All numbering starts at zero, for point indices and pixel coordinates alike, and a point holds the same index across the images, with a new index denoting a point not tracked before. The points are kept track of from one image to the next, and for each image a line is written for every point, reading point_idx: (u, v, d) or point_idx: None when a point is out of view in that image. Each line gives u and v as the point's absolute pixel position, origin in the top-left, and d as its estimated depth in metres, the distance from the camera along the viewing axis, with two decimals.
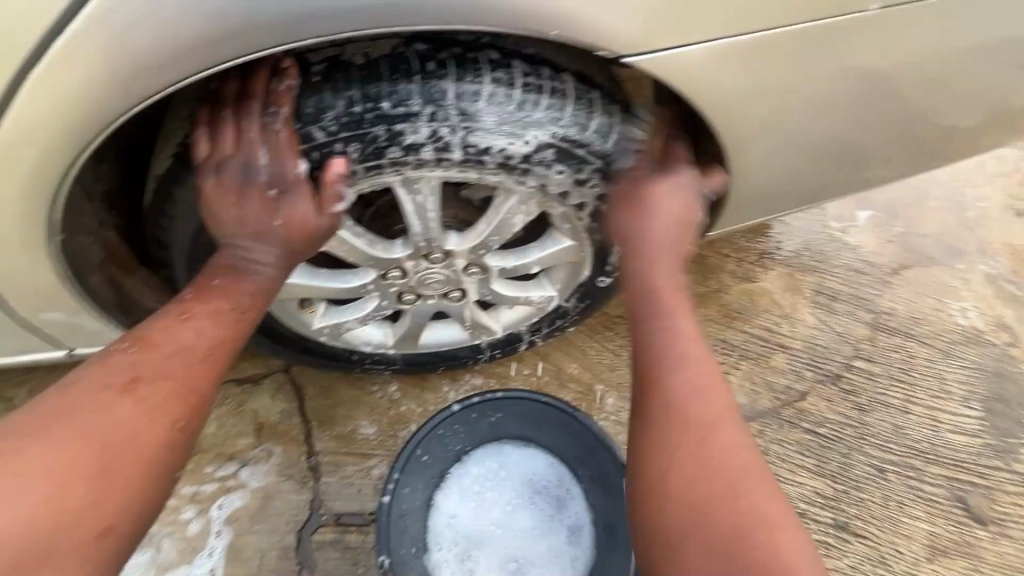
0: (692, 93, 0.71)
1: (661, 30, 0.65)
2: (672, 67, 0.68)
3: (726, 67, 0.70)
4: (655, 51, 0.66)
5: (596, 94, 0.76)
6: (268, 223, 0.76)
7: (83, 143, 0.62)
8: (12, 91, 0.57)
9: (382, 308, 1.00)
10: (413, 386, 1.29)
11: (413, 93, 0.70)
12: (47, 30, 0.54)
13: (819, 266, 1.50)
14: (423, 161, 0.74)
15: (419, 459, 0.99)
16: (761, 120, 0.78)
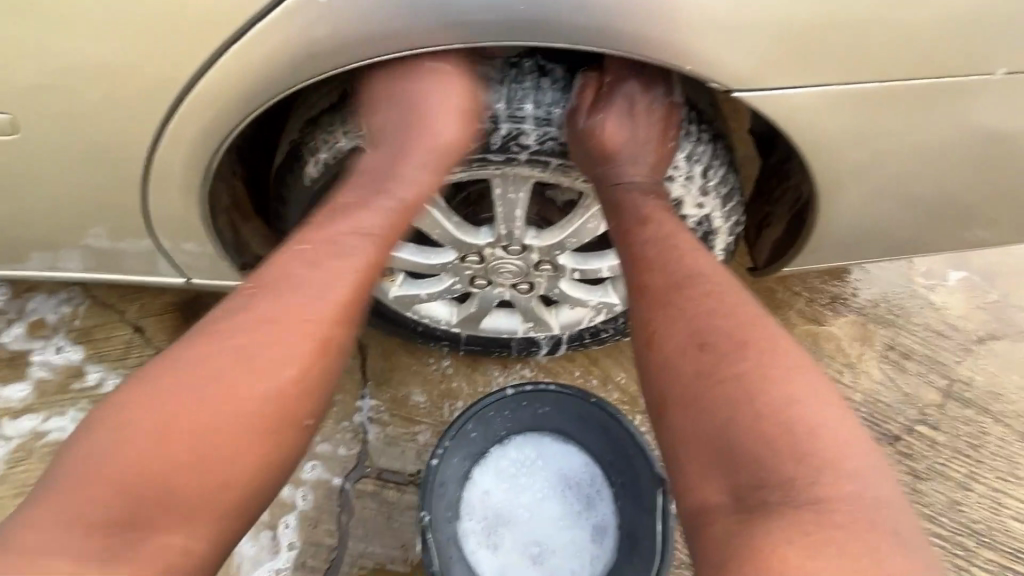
0: (796, 132, 0.73)
1: (778, 72, 0.67)
2: (780, 107, 0.70)
3: (836, 112, 0.71)
4: (767, 90, 0.68)
5: (696, 123, 0.78)
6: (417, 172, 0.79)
7: (247, 112, 0.72)
8: (204, 62, 0.68)
9: (453, 288, 1.07)
10: (466, 364, 1.36)
11: (523, 100, 0.75)
12: (242, 16, 0.64)
13: (896, 321, 1.44)
14: (525, 162, 0.78)
15: (468, 434, 1.05)
16: (862, 167, 0.78)
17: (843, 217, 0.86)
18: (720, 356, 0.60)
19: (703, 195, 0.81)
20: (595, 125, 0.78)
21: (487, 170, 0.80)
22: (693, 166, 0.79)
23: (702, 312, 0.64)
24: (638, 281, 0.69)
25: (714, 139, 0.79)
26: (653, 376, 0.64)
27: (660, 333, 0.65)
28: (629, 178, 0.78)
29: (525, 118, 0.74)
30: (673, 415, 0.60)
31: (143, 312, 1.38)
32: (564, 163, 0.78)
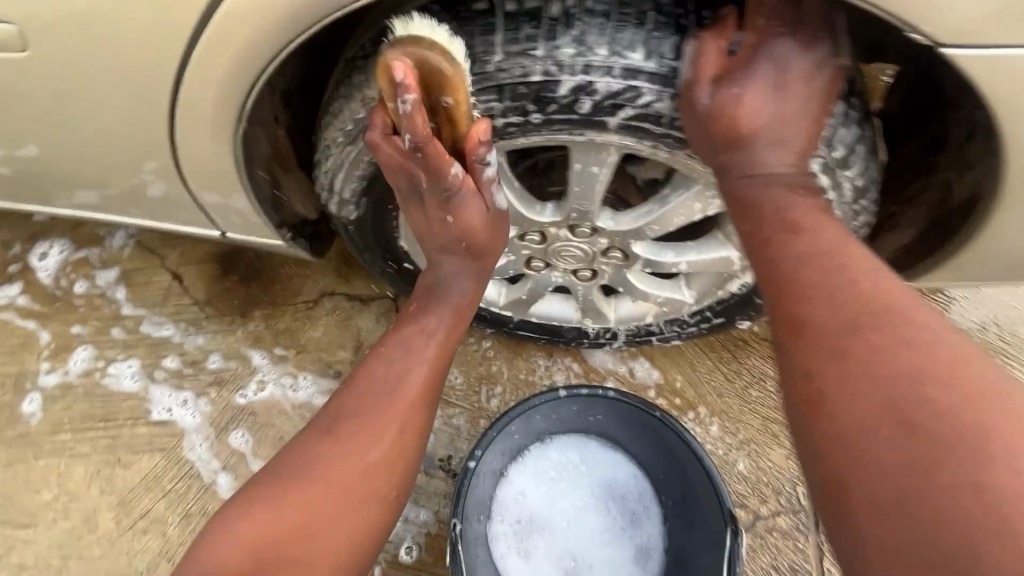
0: (1001, 105, 0.57)
1: (1007, 22, 0.52)
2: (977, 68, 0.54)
3: None
4: (987, 46, 0.53)
5: (852, 96, 0.62)
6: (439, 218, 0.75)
7: (294, 35, 0.62)
8: None
9: (506, 268, 0.96)
10: (508, 348, 1.26)
11: (632, 45, 0.58)
12: None
13: (1007, 350, 1.24)
14: (616, 127, 0.62)
15: (509, 433, 0.95)
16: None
17: (1008, 228, 0.69)
18: (938, 446, 0.43)
19: (838, 190, 0.65)
20: (728, 97, 0.58)
21: (573, 137, 0.65)
22: (844, 150, 0.62)
23: (905, 374, 0.47)
24: (798, 318, 0.54)
25: (863, 119, 0.63)
26: (825, 453, 0.49)
27: (839, 396, 0.49)
28: (769, 167, 0.61)
29: (629, 69, 0.58)
30: (859, 515, 0.46)
31: (183, 260, 1.34)
32: (665, 135, 0.63)
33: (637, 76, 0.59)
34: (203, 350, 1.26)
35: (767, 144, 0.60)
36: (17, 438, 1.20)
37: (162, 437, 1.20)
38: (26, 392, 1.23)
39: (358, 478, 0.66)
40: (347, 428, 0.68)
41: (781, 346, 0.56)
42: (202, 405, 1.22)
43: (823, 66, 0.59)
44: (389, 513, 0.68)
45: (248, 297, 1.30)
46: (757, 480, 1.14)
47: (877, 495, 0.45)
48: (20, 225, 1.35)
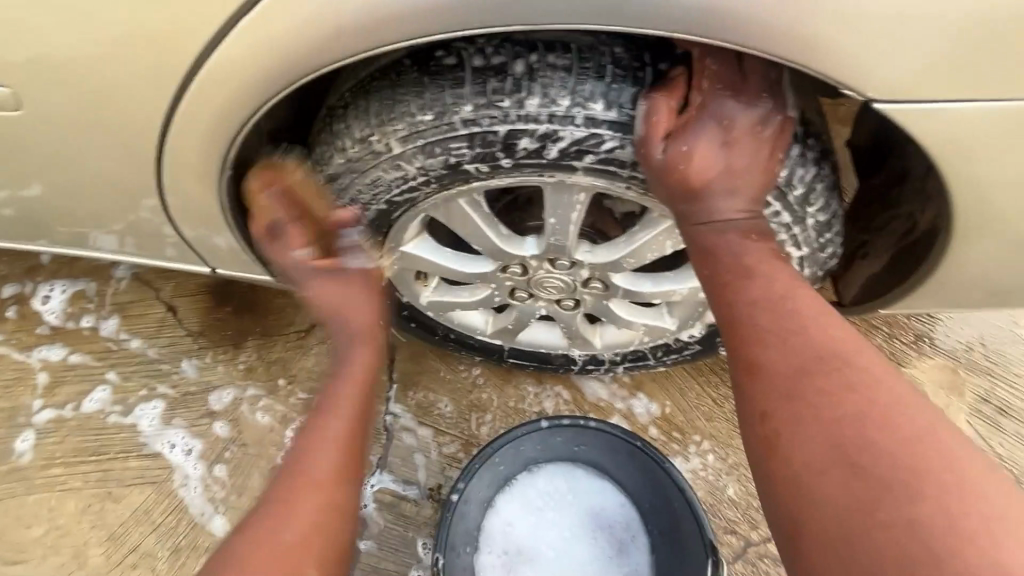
0: (941, 154, 0.59)
1: (935, 79, 0.54)
2: (934, 119, 0.57)
3: (1004, 133, 0.57)
4: (918, 101, 0.55)
5: (810, 138, 0.65)
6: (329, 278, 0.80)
7: (264, 98, 0.65)
8: (221, 37, 0.60)
9: (491, 298, 0.97)
10: (498, 375, 1.28)
11: (593, 96, 0.61)
12: None
13: (993, 373, 1.25)
14: (583, 170, 0.65)
15: (495, 463, 0.96)
16: (1014, 201, 0.63)
17: (978, 262, 0.70)
18: (883, 488, 0.47)
19: (800, 227, 0.67)
20: (680, 154, 0.61)
21: (543, 178, 0.68)
22: (805, 189, 0.65)
23: (849, 418, 0.51)
24: (756, 362, 0.57)
25: (822, 159, 0.66)
26: (786, 496, 0.52)
27: (791, 439, 0.53)
28: (723, 215, 0.64)
29: (592, 119, 0.61)
30: (817, 557, 0.49)
31: (178, 291, 1.36)
32: (631, 176, 0.66)
33: (601, 125, 0.62)
34: (195, 381, 1.28)
35: (719, 193, 0.63)
36: (10, 472, 1.20)
37: (152, 470, 1.20)
38: (20, 429, 1.24)
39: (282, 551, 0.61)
40: (265, 522, 0.62)
41: (741, 389, 0.58)
42: (193, 437, 1.23)
43: (768, 119, 0.62)
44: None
45: (242, 327, 1.32)
46: (747, 507, 1.14)
47: (834, 536, 0.48)
48: (20, 259, 1.38)
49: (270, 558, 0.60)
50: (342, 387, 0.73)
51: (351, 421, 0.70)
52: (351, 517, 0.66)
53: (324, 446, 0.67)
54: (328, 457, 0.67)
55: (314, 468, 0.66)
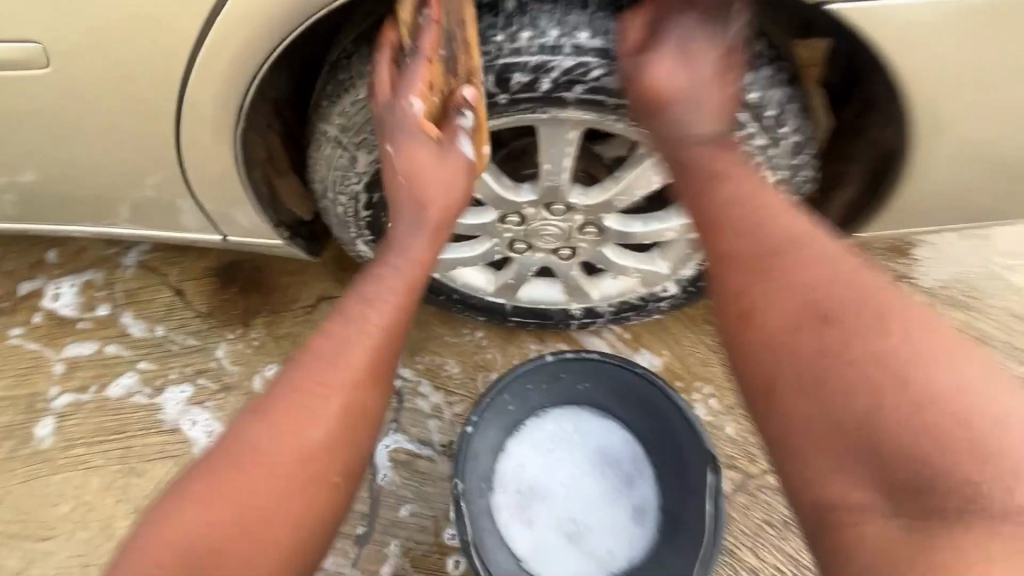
0: (889, 56, 0.66)
1: None
2: (878, 26, 0.63)
3: (941, 34, 0.64)
4: (859, 0, 0.62)
5: (779, 62, 0.70)
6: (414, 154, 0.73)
7: (270, 50, 0.70)
8: None
9: (491, 252, 1.02)
10: (500, 336, 1.33)
11: (577, 27, 0.67)
12: None
13: (970, 303, 1.31)
14: (574, 101, 0.70)
15: (505, 406, 1.01)
16: (959, 104, 0.69)
17: (934, 171, 0.77)
18: (841, 334, 0.54)
19: (775, 146, 0.73)
20: (642, 67, 0.67)
21: (538, 115, 0.73)
22: (776, 109, 0.71)
23: (814, 281, 0.57)
24: (726, 251, 0.63)
25: (793, 81, 0.71)
26: (756, 358, 0.59)
27: (761, 308, 0.59)
28: (691, 129, 0.69)
29: (579, 49, 0.67)
30: (783, 402, 0.56)
31: (184, 275, 1.39)
32: (618, 105, 0.71)
33: (588, 54, 0.67)
34: (208, 358, 1.32)
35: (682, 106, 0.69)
36: (32, 457, 1.23)
37: (172, 445, 1.24)
38: (38, 416, 1.27)
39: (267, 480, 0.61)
40: (291, 413, 0.64)
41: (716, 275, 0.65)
42: (210, 411, 1.27)
43: (715, 38, 0.69)
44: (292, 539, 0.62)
45: (250, 305, 1.36)
46: (744, 441, 1.20)
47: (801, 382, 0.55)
48: (26, 254, 1.41)
49: (301, 448, 0.63)
50: (370, 291, 0.71)
51: (382, 333, 0.69)
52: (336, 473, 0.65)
53: (354, 352, 0.67)
54: (355, 362, 0.67)
55: (344, 374, 0.67)
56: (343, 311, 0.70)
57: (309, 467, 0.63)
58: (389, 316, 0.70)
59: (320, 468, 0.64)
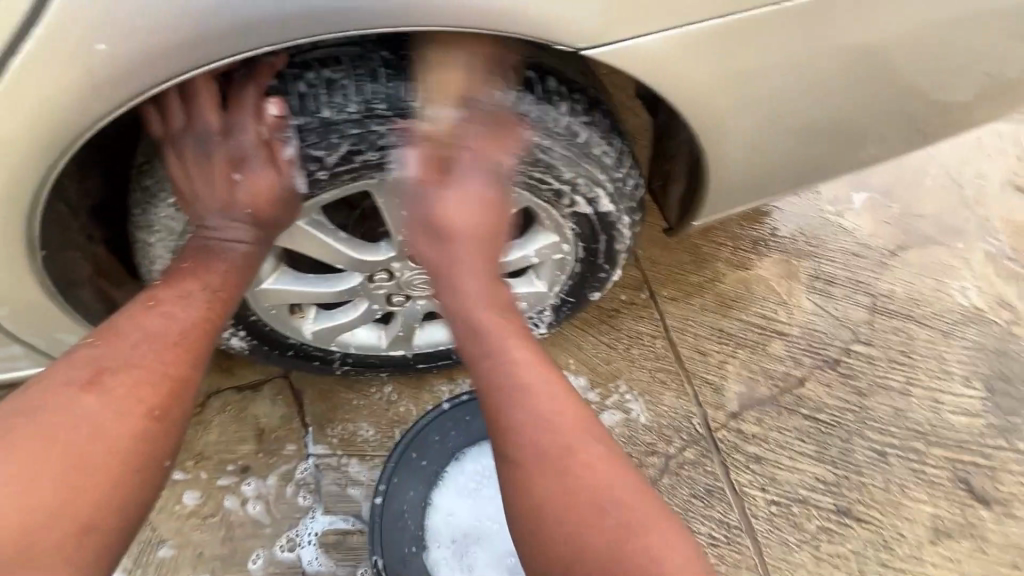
0: (655, 82, 0.74)
1: (614, 23, 0.68)
2: (637, 59, 0.71)
3: (690, 56, 0.73)
4: (610, 43, 0.69)
5: (575, 93, 0.77)
6: (230, 196, 0.76)
7: (44, 166, 0.65)
8: None
9: (372, 310, 1.01)
10: (409, 386, 1.30)
11: (374, 97, 0.70)
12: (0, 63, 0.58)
13: (816, 251, 1.48)
14: (393, 162, 0.75)
15: (415, 462, 1.01)
16: (726, 104, 0.80)
17: (731, 152, 0.87)
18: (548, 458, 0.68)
19: (593, 167, 0.81)
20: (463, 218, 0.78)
21: (367, 181, 0.77)
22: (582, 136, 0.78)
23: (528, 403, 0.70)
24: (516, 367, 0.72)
25: (591, 107, 0.78)
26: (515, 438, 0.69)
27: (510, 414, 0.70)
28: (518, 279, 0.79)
29: (382, 117, 0.71)
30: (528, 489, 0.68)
31: None
32: (443, 159, 0.76)
33: (394, 121, 0.71)
34: None
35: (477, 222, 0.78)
36: None
37: None
38: None
39: (60, 455, 0.60)
40: (42, 441, 0.60)
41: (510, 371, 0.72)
42: None
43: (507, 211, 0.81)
44: (82, 526, 0.59)
45: None
46: (658, 425, 1.26)
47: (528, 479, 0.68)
48: None
49: (62, 481, 0.60)
50: (155, 323, 0.70)
51: (171, 379, 0.68)
52: (140, 462, 0.65)
53: (139, 389, 0.66)
54: (138, 401, 0.66)
55: (121, 412, 0.65)
56: (116, 328, 0.69)
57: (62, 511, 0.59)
58: (189, 348, 0.71)
59: (90, 490, 0.61)
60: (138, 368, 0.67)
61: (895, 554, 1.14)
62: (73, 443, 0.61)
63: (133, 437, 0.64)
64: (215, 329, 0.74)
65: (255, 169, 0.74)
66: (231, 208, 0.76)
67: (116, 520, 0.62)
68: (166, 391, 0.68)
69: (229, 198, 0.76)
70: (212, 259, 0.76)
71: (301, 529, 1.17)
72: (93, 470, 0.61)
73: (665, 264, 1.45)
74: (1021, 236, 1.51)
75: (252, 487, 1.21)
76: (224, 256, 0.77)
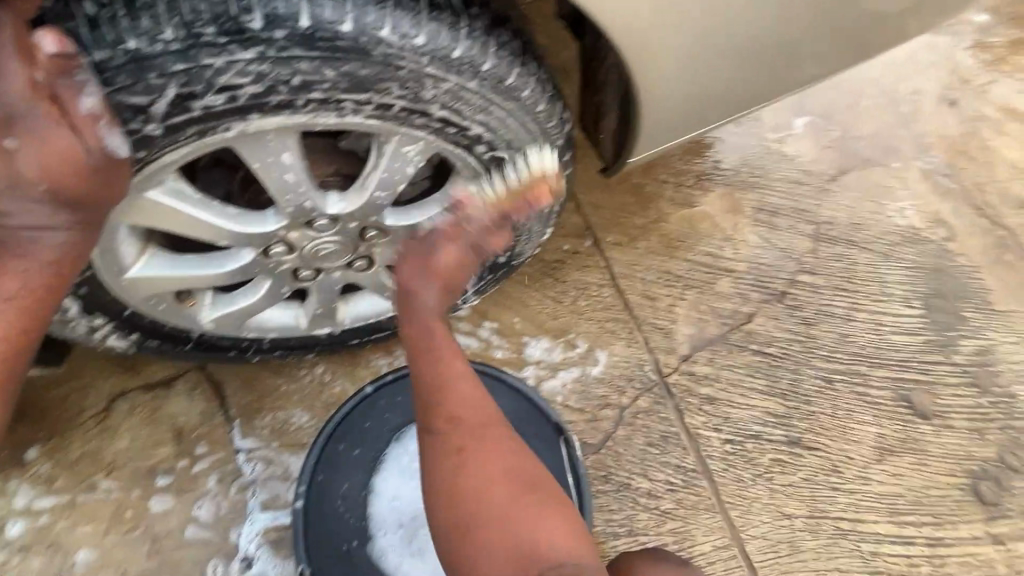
0: None
1: None
2: None
3: None
4: None
5: (461, 5, 0.64)
6: (13, 172, 0.56)
7: None
8: None
9: (278, 289, 0.88)
10: (343, 364, 1.19)
11: (197, 20, 0.56)
12: None
13: (759, 182, 1.43)
14: (247, 106, 0.61)
15: (347, 453, 0.92)
16: (649, 13, 0.69)
17: (659, 75, 0.78)
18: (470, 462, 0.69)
19: (500, 97, 0.69)
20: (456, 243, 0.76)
21: (223, 134, 0.64)
22: (478, 59, 0.65)
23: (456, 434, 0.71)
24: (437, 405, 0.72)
25: (486, 21, 0.65)
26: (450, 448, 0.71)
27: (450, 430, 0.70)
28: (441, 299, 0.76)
29: (213, 46, 0.57)
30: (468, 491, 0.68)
31: None
32: (309, 99, 0.62)
33: (230, 50, 0.58)
34: None
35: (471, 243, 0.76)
36: None
37: None
38: None
39: None
40: None
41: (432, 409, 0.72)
42: None
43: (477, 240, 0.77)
44: None
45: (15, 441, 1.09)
46: (610, 377, 1.22)
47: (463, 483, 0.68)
48: None
49: None
50: None
51: None
52: None
53: None
54: None
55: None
56: None
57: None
58: None
59: None
60: None
61: (844, 477, 1.16)
62: None
63: None
64: (24, 344, 0.65)
65: (42, 132, 0.54)
66: (19, 187, 0.57)
67: None
68: None
69: (11, 174, 0.56)
70: (16, 253, 0.61)
71: (242, 536, 1.07)
72: None
73: (608, 208, 1.37)
74: (955, 151, 1.51)
75: (175, 493, 1.09)
76: (28, 252, 0.62)
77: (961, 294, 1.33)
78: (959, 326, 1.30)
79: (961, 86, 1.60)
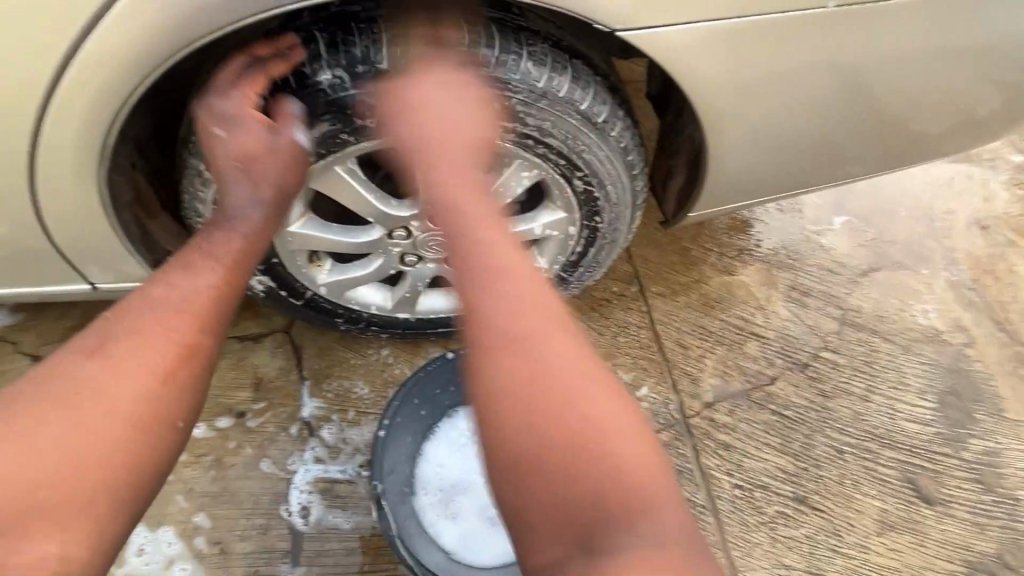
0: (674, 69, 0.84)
1: (648, 12, 0.78)
2: (660, 45, 0.81)
3: (708, 50, 0.83)
4: (643, 28, 0.79)
5: (596, 77, 0.87)
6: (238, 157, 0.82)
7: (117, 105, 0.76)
8: (66, 58, 0.72)
9: (385, 268, 1.07)
10: (406, 351, 1.36)
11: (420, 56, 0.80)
12: (86, 16, 0.69)
13: (795, 264, 1.59)
14: None
15: (416, 411, 1.07)
16: (730, 102, 0.90)
17: (729, 150, 0.98)
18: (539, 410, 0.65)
19: (609, 146, 0.90)
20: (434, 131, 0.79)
21: None
22: (600, 113, 0.87)
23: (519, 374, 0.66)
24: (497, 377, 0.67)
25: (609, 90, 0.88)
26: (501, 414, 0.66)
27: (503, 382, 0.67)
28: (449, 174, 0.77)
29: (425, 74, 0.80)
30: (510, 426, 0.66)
31: (49, 337, 1.29)
32: None
33: None
34: None
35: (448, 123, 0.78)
36: None
37: None
38: None
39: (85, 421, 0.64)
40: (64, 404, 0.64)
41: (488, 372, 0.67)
42: None
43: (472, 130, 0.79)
44: (130, 478, 0.65)
45: None
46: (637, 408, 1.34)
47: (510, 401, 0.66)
48: None
49: (82, 442, 0.63)
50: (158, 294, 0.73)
51: (176, 342, 0.70)
52: (165, 423, 0.68)
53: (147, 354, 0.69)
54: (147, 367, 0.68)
55: (135, 376, 0.67)
56: (140, 295, 0.73)
57: (99, 471, 0.63)
58: (191, 316, 0.72)
59: (122, 441, 0.65)
60: (154, 333, 0.70)
61: (844, 541, 1.24)
62: (101, 399, 0.66)
63: (146, 398, 0.67)
64: (226, 291, 0.76)
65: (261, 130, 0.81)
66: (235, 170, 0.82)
67: (149, 468, 0.67)
68: (179, 357, 0.70)
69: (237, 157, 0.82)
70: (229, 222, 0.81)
71: (293, 479, 1.21)
72: (124, 431, 0.65)
73: (656, 263, 1.54)
74: (980, 269, 1.65)
75: (246, 431, 1.25)
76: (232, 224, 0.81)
77: (975, 396, 1.43)
78: (970, 426, 1.38)
79: (993, 214, 1.75)
